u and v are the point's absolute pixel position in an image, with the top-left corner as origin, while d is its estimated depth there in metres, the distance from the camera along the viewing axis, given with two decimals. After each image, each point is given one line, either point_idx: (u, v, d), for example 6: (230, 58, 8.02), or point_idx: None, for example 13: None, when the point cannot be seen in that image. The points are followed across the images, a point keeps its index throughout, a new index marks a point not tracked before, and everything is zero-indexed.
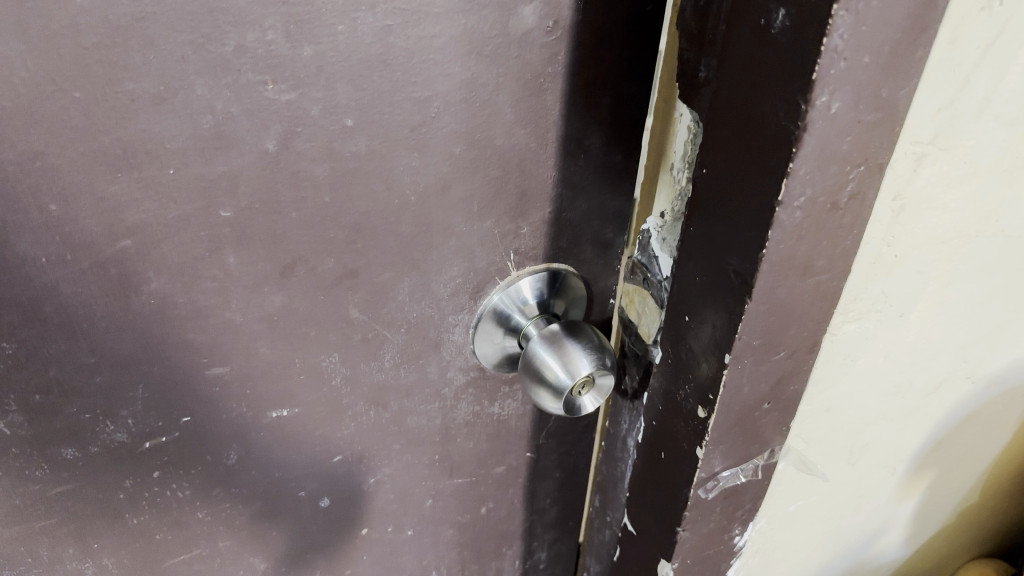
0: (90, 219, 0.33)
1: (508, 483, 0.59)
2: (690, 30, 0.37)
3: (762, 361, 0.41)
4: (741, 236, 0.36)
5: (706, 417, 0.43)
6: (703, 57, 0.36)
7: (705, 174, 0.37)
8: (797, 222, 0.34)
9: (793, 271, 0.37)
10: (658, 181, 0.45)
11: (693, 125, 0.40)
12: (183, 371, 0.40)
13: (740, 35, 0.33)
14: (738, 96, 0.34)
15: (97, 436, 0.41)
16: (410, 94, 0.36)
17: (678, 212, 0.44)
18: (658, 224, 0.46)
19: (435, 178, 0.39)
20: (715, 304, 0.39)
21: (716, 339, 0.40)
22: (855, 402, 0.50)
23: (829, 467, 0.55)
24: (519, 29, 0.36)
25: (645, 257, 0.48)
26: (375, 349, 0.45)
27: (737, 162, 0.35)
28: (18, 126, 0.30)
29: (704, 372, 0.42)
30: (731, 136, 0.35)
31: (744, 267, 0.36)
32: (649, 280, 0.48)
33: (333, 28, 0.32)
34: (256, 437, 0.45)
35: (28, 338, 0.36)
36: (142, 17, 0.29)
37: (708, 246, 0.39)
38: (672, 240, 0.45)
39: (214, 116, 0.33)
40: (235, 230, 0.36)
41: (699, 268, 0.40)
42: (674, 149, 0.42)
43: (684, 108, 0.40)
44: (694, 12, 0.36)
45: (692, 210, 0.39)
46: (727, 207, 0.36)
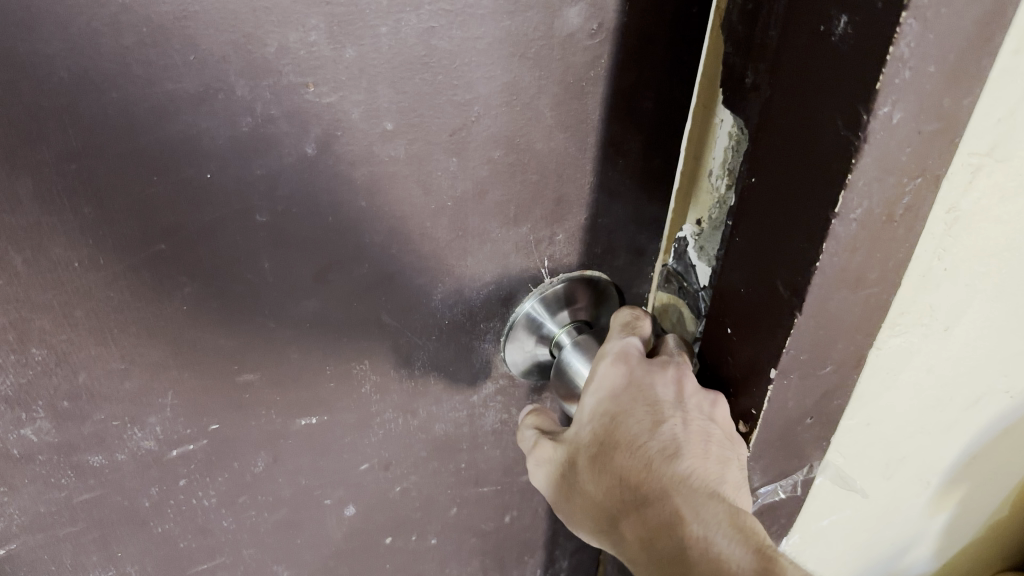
0: (125, 222, 0.32)
1: (534, 492, 0.57)
2: (738, 35, 0.36)
3: (807, 375, 0.39)
4: (792, 248, 0.35)
5: (748, 432, 0.42)
6: (755, 61, 0.36)
7: (754, 184, 0.36)
8: (853, 234, 0.33)
9: (845, 284, 0.35)
10: (696, 189, 0.44)
11: (737, 131, 0.39)
12: (212, 376, 0.39)
13: (795, 41, 0.32)
14: (788, 105, 0.33)
15: (124, 443, 0.39)
16: (450, 97, 0.35)
17: (716, 219, 0.43)
18: (695, 232, 0.45)
19: (473, 182, 0.39)
20: (762, 318, 0.38)
21: (761, 353, 0.39)
22: (895, 417, 0.49)
23: (865, 481, 0.54)
24: (564, 31, 0.35)
25: (680, 266, 0.46)
26: (406, 355, 0.44)
27: (788, 173, 0.34)
28: (54, 126, 0.29)
29: (747, 387, 0.41)
30: (779, 145, 0.34)
31: (795, 280, 0.35)
32: (685, 289, 0.46)
33: (377, 29, 0.31)
34: (283, 446, 0.44)
35: (58, 344, 0.35)
36: (184, 16, 0.28)
37: (754, 257, 0.37)
38: (710, 248, 0.44)
39: (253, 118, 0.32)
40: (271, 233, 0.35)
41: (744, 280, 0.39)
42: (714, 156, 0.42)
43: (726, 114, 0.39)
44: (743, 17, 0.36)
45: (739, 222, 0.38)
46: (776, 220, 0.35)
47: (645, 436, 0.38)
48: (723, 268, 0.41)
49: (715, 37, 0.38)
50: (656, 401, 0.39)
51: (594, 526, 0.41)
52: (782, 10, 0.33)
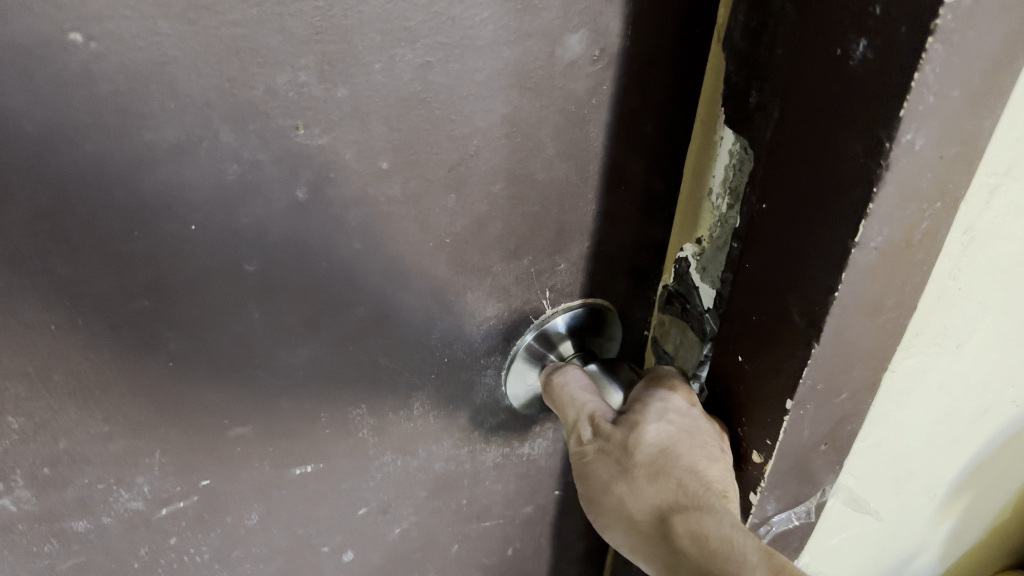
0: (103, 280, 0.30)
1: (536, 523, 0.55)
2: (740, 53, 0.35)
3: (823, 404, 0.38)
4: (808, 278, 0.33)
5: (763, 462, 0.40)
6: (758, 80, 0.35)
7: (766, 209, 0.35)
8: (872, 262, 0.32)
9: (862, 311, 0.34)
10: (695, 209, 0.42)
11: (740, 149, 0.38)
12: (203, 432, 0.37)
13: (806, 66, 0.31)
14: (800, 130, 0.32)
15: (110, 506, 0.36)
16: (448, 132, 0.33)
17: (718, 240, 0.41)
18: (696, 253, 0.43)
19: (472, 218, 0.37)
20: (775, 346, 0.36)
21: (775, 382, 0.37)
22: (906, 435, 0.48)
23: (877, 499, 0.52)
24: (564, 60, 0.34)
25: (683, 288, 0.45)
26: (406, 396, 0.42)
27: (801, 201, 0.32)
28: (23, 183, 0.27)
29: (760, 416, 0.39)
30: (792, 170, 0.33)
31: (811, 309, 0.33)
32: (689, 311, 0.45)
33: (370, 67, 0.30)
34: (279, 497, 0.42)
35: (36, 410, 0.32)
36: (164, 61, 0.26)
37: (766, 283, 0.36)
38: (714, 270, 0.42)
39: (240, 165, 0.30)
40: (263, 282, 0.33)
41: (754, 306, 0.37)
42: (713, 174, 0.40)
43: (728, 132, 0.38)
44: (745, 34, 0.34)
45: (749, 247, 0.37)
46: (790, 248, 0.34)
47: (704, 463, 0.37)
48: (734, 291, 0.40)
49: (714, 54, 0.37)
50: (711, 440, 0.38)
51: (620, 527, 0.38)
52: (791, 33, 0.31)
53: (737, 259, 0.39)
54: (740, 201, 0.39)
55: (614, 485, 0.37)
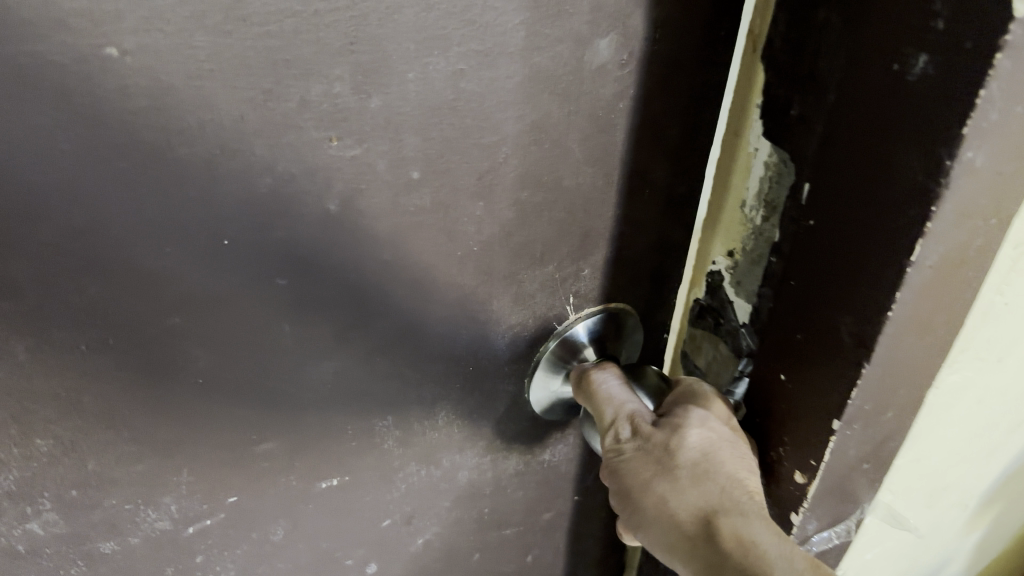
0: (133, 299, 0.29)
1: (555, 529, 0.55)
2: (778, 64, 0.35)
3: (868, 424, 0.38)
4: (859, 295, 0.33)
5: (807, 483, 0.40)
6: (801, 93, 0.34)
7: (813, 226, 0.35)
8: (926, 280, 0.31)
9: (913, 331, 0.34)
10: (729, 219, 0.41)
11: (778, 160, 0.36)
12: (231, 449, 0.36)
13: (859, 83, 0.30)
14: (850, 145, 0.31)
15: (137, 526, 0.36)
16: (478, 140, 0.33)
17: (751, 254, 0.40)
18: (729, 266, 0.42)
19: (500, 226, 0.36)
20: (823, 364, 0.36)
21: (822, 400, 0.37)
22: (944, 448, 0.48)
23: (912, 513, 0.52)
24: (593, 65, 0.33)
25: (716, 302, 0.44)
26: (431, 407, 0.41)
27: (852, 219, 0.32)
28: (56, 203, 0.26)
29: (803, 435, 0.39)
30: (842, 186, 0.32)
31: (861, 328, 0.33)
32: (723, 326, 0.44)
33: (404, 76, 0.29)
34: (305, 511, 0.41)
35: (65, 433, 0.31)
36: (198, 75, 0.26)
37: (812, 300, 0.36)
38: (747, 285, 0.41)
39: (273, 178, 0.29)
40: (293, 297, 0.33)
41: (800, 323, 0.37)
42: (748, 185, 0.39)
43: (764, 143, 0.37)
44: (783, 44, 0.34)
45: (794, 264, 0.37)
46: (838, 265, 0.34)
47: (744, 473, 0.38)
48: (773, 310, 0.39)
49: (753, 60, 0.36)
50: (747, 452, 0.39)
51: (651, 524, 0.37)
52: (838, 48, 0.31)
53: (777, 275, 0.38)
54: (774, 213, 0.38)
55: (653, 482, 0.38)
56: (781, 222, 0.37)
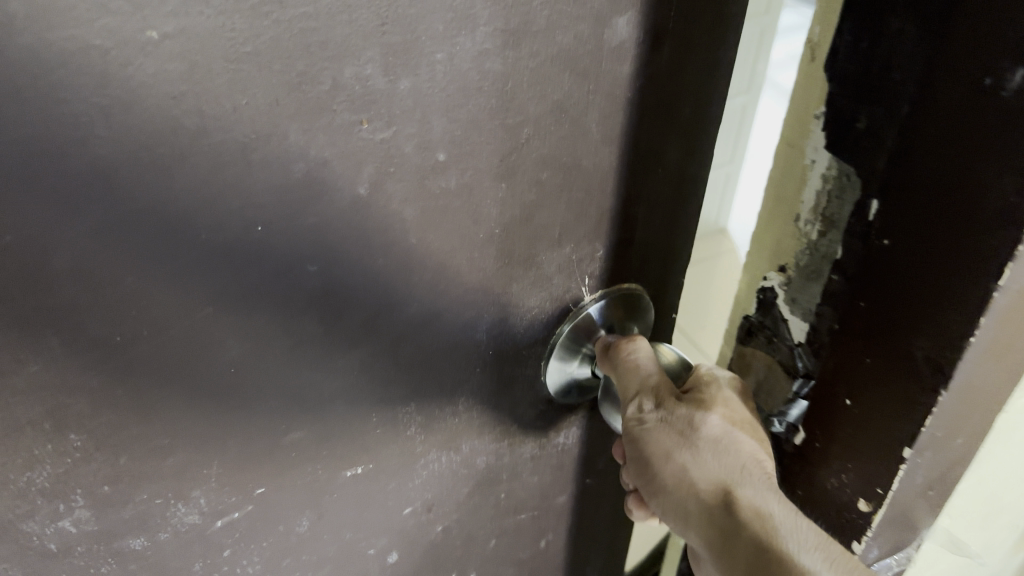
0: (169, 288, 0.29)
1: (567, 513, 0.55)
2: (844, 74, 0.36)
3: (939, 452, 0.40)
4: (935, 320, 0.35)
5: (875, 508, 0.43)
6: (868, 106, 0.35)
7: (888, 244, 0.36)
8: (1013, 297, 0.33)
9: (992, 351, 0.36)
10: (781, 233, 0.43)
11: (839, 172, 0.38)
12: (260, 440, 0.36)
13: (939, 107, 0.32)
14: (933, 163, 0.33)
15: (167, 521, 0.36)
16: (503, 121, 0.33)
17: (807, 269, 0.42)
18: (782, 282, 0.45)
19: (521, 207, 0.36)
20: (897, 374, 0.38)
21: (902, 412, 0.39)
22: (1002, 471, 0.48)
23: (968, 535, 0.53)
24: (612, 43, 0.34)
25: (768, 320, 0.47)
26: (453, 393, 0.41)
27: (928, 250, 0.35)
28: (98, 193, 0.26)
29: (875, 451, 0.42)
30: (923, 205, 0.34)
31: (936, 355, 0.36)
32: (776, 343, 0.46)
33: (432, 57, 0.29)
34: (330, 501, 0.41)
35: (98, 427, 0.31)
36: (237, 57, 0.26)
37: (889, 313, 0.38)
38: (803, 300, 0.43)
39: (307, 163, 0.29)
40: (324, 284, 0.32)
41: (871, 341, 0.39)
42: (803, 200, 0.41)
43: (819, 154, 0.39)
44: (854, 55, 0.35)
45: (862, 282, 0.39)
46: (909, 294, 0.36)
47: (760, 447, 0.42)
48: (839, 326, 0.41)
49: (812, 68, 0.37)
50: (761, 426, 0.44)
51: (673, 490, 0.42)
52: (914, 65, 0.33)
53: (843, 293, 0.40)
54: (833, 228, 0.39)
55: (676, 452, 0.42)
56: (841, 237, 0.39)
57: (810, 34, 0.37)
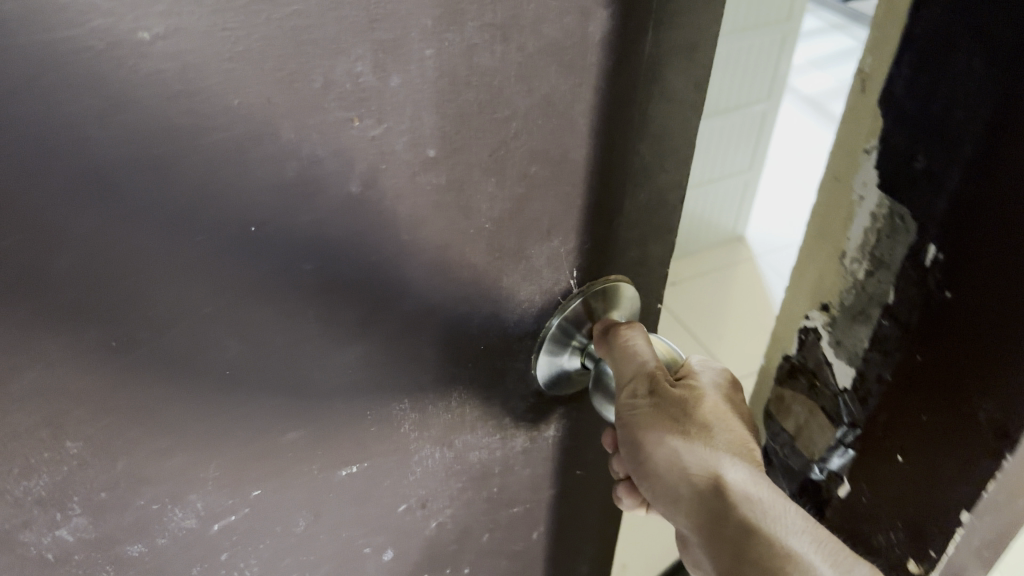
0: (166, 291, 0.29)
1: (560, 505, 0.56)
2: (908, 112, 0.39)
3: (999, 515, 0.42)
4: (993, 373, 0.38)
5: (924, 562, 0.46)
6: (927, 145, 0.39)
7: (949, 297, 0.39)
8: None
9: None
10: (829, 268, 0.48)
11: (891, 211, 0.42)
12: (256, 441, 0.36)
13: (998, 164, 0.35)
14: (992, 216, 0.36)
15: (165, 526, 0.36)
16: (491, 115, 0.33)
17: (852, 309, 0.47)
18: (828, 324, 0.49)
19: (511, 201, 0.36)
20: (958, 427, 0.41)
21: (962, 464, 0.41)
22: None
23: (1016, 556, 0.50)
24: (599, 34, 0.33)
25: (815, 364, 0.52)
26: (445, 388, 0.41)
27: (974, 315, 0.38)
28: (93, 199, 0.26)
29: (925, 495, 0.44)
30: (985, 261, 0.37)
31: (999, 417, 0.38)
32: (821, 389, 0.52)
33: (422, 53, 0.29)
34: (326, 501, 0.41)
35: (96, 433, 0.31)
36: (232, 57, 0.26)
37: (941, 366, 0.41)
38: (850, 339, 0.48)
39: (301, 161, 0.29)
40: (319, 282, 0.32)
41: (927, 387, 0.42)
42: (849, 236, 0.45)
43: (868, 194, 0.43)
44: (911, 93, 0.38)
45: (922, 336, 0.42)
46: (954, 351, 0.40)
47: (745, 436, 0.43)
48: (899, 366, 0.44)
49: (862, 98, 0.42)
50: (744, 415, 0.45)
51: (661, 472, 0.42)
52: (971, 114, 0.36)
53: (892, 335, 0.44)
54: (882, 269, 0.44)
55: (667, 437, 0.42)
56: (893, 278, 0.43)
57: (861, 65, 0.41)
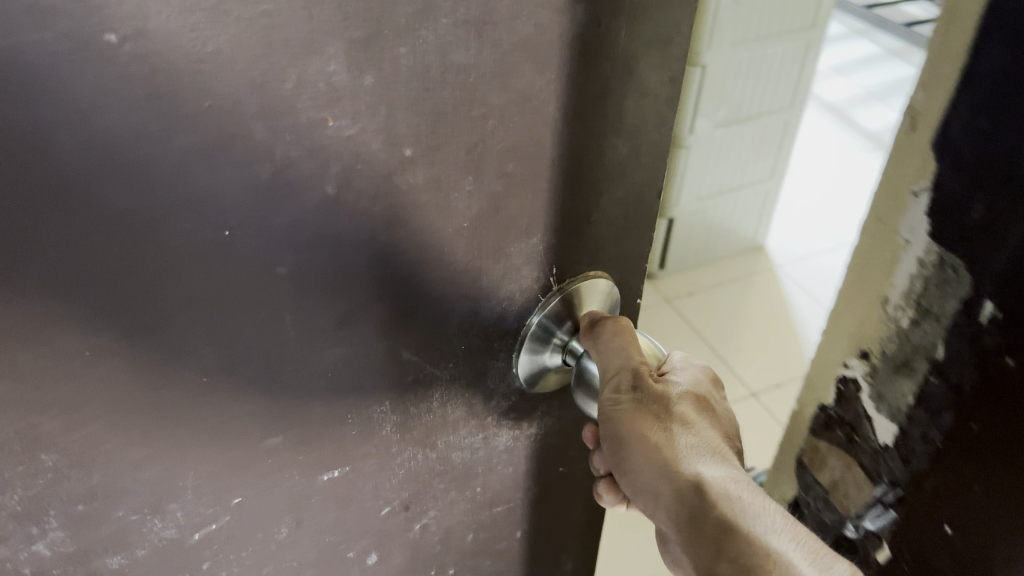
0: (140, 300, 0.29)
1: (545, 503, 0.55)
2: (967, 161, 0.45)
3: None
4: None
5: None
6: (988, 194, 0.44)
7: (1007, 363, 0.44)
8: None
9: None
10: (871, 315, 0.55)
11: (943, 260, 0.48)
12: (236, 449, 0.36)
13: None
14: None
15: (145, 536, 0.35)
16: (468, 112, 0.32)
17: (903, 353, 0.53)
18: (877, 371, 0.56)
19: (489, 199, 0.35)
20: (1005, 484, 0.45)
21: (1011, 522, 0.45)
22: None
23: None
24: (576, 27, 0.32)
25: (851, 418, 0.60)
26: (426, 389, 0.41)
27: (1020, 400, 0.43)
28: (63, 210, 0.26)
29: (945, 531, 0.51)
30: None
31: None
32: (861, 440, 0.59)
33: (395, 51, 0.29)
34: (308, 506, 0.41)
35: (72, 445, 0.31)
36: (201, 59, 0.25)
37: (992, 435, 0.46)
38: (899, 380, 0.54)
39: (274, 163, 0.28)
40: (296, 284, 0.32)
41: (978, 451, 0.47)
42: (894, 285, 0.53)
43: (909, 242, 0.50)
44: (976, 145, 0.44)
45: (976, 401, 0.47)
46: (980, 435, 0.47)
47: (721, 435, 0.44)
48: (951, 418, 0.49)
49: (913, 136, 0.48)
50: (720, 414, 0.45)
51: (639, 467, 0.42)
52: None
53: (940, 389, 0.50)
54: (927, 316, 0.50)
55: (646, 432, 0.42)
56: (940, 329, 0.49)
57: (913, 102, 0.48)
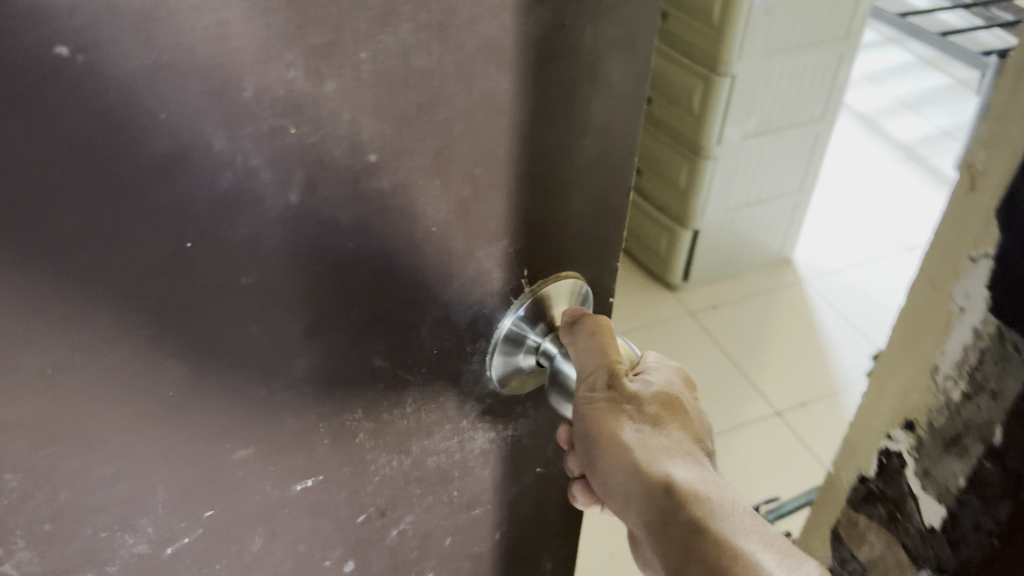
0: (102, 314, 0.28)
1: (522, 504, 0.55)
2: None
3: None
4: None
5: None
6: None
7: None
8: None
9: None
10: (923, 386, 0.59)
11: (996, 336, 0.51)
12: (207, 462, 0.35)
13: None
14: None
15: (115, 553, 0.35)
16: (433, 116, 0.32)
17: (941, 426, 0.58)
18: (926, 447, 0.59)
19: (458, 203, 0.35)
20: None
21: None
22: None
23: None
24: (541, 30, 0.32)
25: (897, 495, 0.63)
26: (399, 395, 0.41)
27: None
28: (19, 225, 0.25)
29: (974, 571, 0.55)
30: None
31: None
32: (908, 514, 0.62)
33: (357, 56, 0.28)
34: (282, 516, 0.40)
35: (37, 463, 0.30)
36: (157, 69, 0.25)
37: None
38: (942, 458, 0.58)
39: (235, 172, 0.28)
40: (262, 294, 0.32)
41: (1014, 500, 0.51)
42: (943, 356, 0.57)
43: (974, 312, 0.53)
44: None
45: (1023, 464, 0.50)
46: None
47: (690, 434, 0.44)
48: (986, 484, 0.53)
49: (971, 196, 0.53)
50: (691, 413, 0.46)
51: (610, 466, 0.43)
52: None
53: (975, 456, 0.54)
54: (978, 394, 0.53)
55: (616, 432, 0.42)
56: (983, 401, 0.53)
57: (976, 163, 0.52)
